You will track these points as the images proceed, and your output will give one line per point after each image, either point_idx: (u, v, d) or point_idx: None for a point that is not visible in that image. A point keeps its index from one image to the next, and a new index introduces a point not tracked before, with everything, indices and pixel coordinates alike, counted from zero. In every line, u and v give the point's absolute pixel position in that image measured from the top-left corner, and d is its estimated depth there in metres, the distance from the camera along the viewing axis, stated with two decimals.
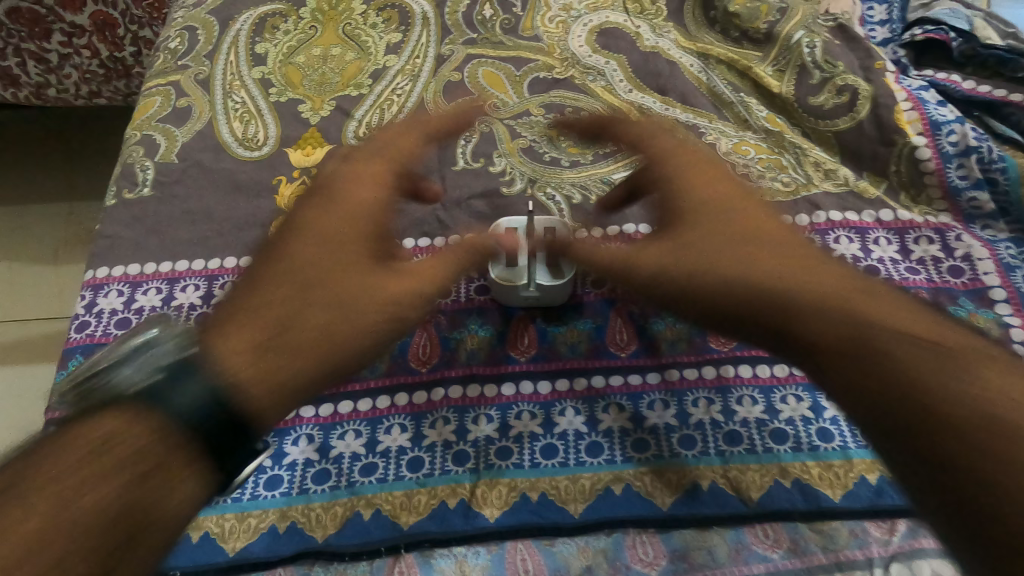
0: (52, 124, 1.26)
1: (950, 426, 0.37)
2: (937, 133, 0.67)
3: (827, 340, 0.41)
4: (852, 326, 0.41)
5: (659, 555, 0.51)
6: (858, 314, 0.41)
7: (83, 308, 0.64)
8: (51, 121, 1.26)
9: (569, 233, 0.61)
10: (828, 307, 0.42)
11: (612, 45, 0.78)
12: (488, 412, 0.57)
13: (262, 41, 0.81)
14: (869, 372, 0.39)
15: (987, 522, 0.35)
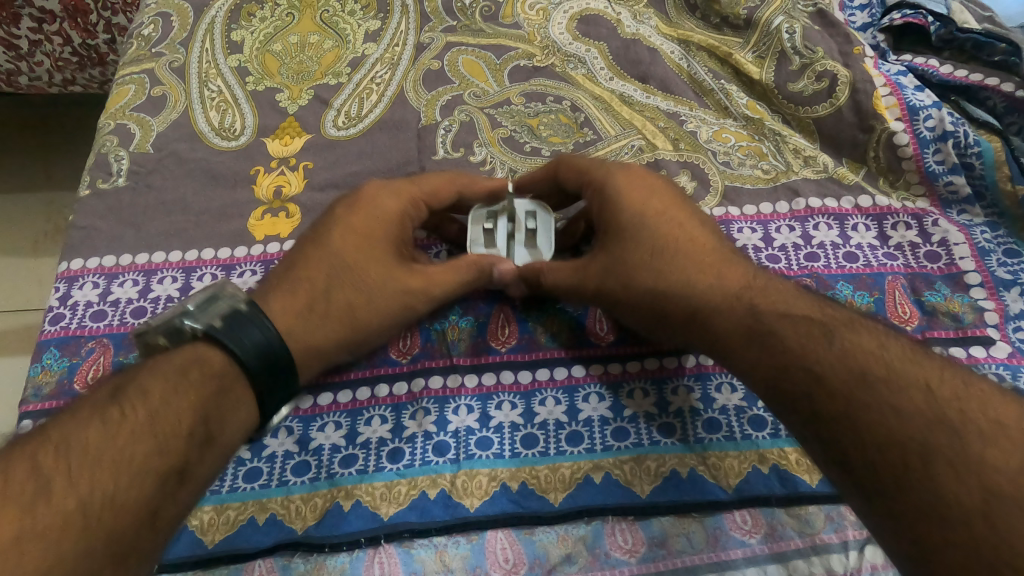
0: (24, 114, 1.24)
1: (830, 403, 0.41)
2: (914, 118, 0.67)
3: (738, 353, 0.48)
4: (755, 340, 0.47)
5: (639, 543, 0.51)
6: (768, 325, 0.47)
7: (57, 300, 0.64)
8: (24, 110, 1.24)
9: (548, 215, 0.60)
10: (742, 320, 0.48)
11: (593, 33, 0.78)
12: (468, 402, 0.57)
13: (238, 29, 0.80)
14: (774, 371, 0.45)
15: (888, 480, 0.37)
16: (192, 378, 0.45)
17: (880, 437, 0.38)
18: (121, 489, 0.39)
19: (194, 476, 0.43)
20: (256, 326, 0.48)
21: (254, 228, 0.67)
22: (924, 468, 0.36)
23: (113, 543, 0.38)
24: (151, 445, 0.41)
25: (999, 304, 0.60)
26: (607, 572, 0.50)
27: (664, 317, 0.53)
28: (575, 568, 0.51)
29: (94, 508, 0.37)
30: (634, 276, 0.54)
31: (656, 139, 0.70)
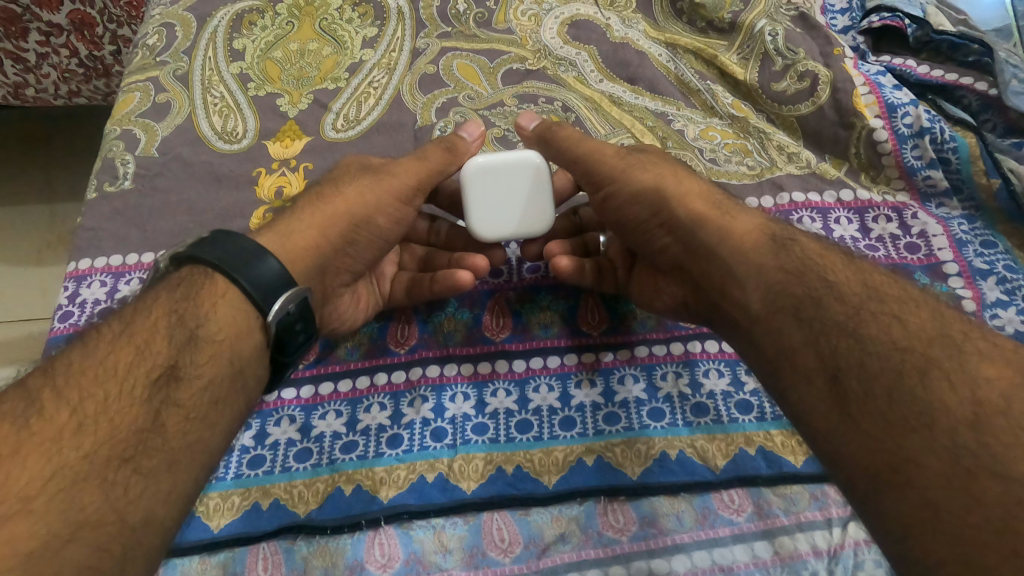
0: (27, 127, 1.26)
1: (841, 307, 0.44)
2: (892, 116, 0.70)
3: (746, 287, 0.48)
4: (776, 243, 0.50)
5: (630, 522, 0.53)
6: (764, 270, 0.48)
7: (66, 299, 0.66)
8: (26, 124, 1.26)
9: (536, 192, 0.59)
10: (764, 225, 0.52)
11: (583, 37, 0.81)
12: (465, 390, 0.59)
13: (240, 37, 0.82)
14: (788, 273, 0.47)
15: (880, 393, 0.39)
16: (164, 296, 0.46)
17: (879, 351, 0.41)
18: (111, 399, 0.40)
19: (191, 379, 0.43)
20: (251, 254, 0.48)
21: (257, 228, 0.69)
22: (919, 381, 0.38)
23: (116, 449, 0.39)
24: (132, 355, 0.42)
25: (976, 292, 0.61)
26: (599, 550, 0.52)
27: (681, 196, 0.54)
28: (568, 547, 0.52)
29: (88, 420, 0.39)
30: (658, 168, 0.57)
31: (645, 138, 0.73)
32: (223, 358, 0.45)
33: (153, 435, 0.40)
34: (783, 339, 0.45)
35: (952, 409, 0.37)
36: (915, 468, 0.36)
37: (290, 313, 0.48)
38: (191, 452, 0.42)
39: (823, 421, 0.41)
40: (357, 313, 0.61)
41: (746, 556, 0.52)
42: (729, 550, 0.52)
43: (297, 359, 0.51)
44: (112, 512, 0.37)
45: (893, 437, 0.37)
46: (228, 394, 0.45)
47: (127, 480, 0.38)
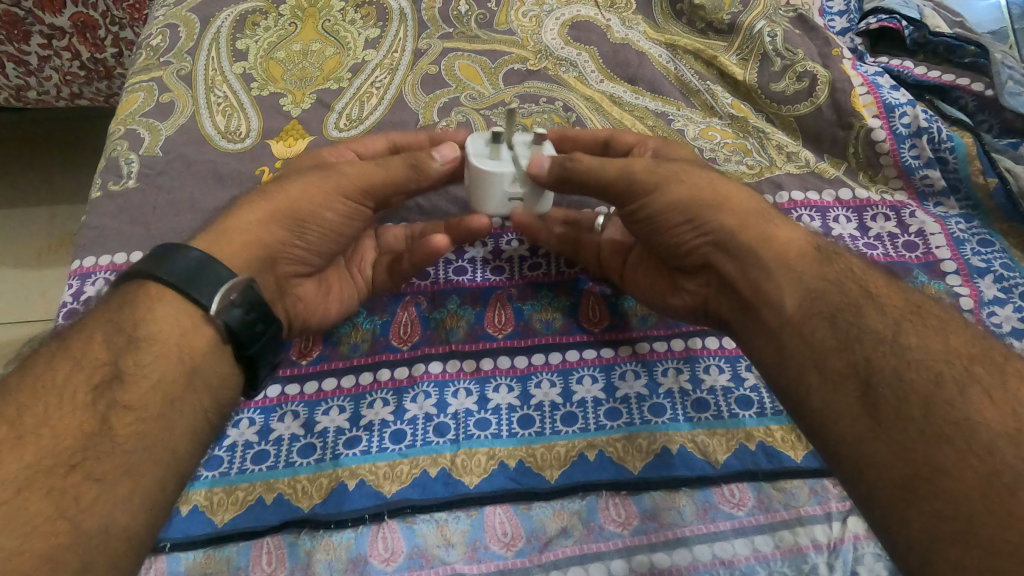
0: (27, 131, 1.27)
1: (880, 317, 0.44)
2: (890, 116, 0.71)
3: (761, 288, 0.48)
4: (820, 254, 0.49)
5: (631, 516, 0.54)
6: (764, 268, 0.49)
7: (71, 296, 0.66)
8: (26, 128, 1.27)
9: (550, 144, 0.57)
10: (808, 236, 0.51)
11: (584, 38, 0.81)
12: (467, 386, 0.59)
13: (243, 37, 0.83)
14: (829, 282, 0.47)
15: (916, 402, 0.39)
16: (101, 311, 0.47)
17: (917, 361, 0.41)
18: (51, 411, 0.41)
19: (136, 380, 0.44)
20: (173, 254, 0.48)
21: None
22: (958, 394, 0.39)
23: (61, 458, 0.40)
24: (70, 365, 0.43)
25: (973, 290, 0.62)
26: (600, 543, 0.52)
27: (719, 204, 0.52)
28: (570, 541, 0.53)
29: (30, 432, 0.40)
30: (695, 175, 0.53)
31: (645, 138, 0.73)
32: (171, 357, 0.46)
33: (102, 439, 0.42)
34: (816, 344, 0.45)
35: (991, 423, 0.37)
36: (949, 480, 0.36)
37: (234, 303, 0.47)
38: (151, 453, 0.43)
39: (850, 426, 0.41)
40: (328, 303, 0.61)
41: (747, 549, 0.52)
42: (730, 544, 0.52)
43: (266, 353, 0.50)
44: (64, 521, 0.38)
45: (927, 449, 0.38)
46: (185, 392, 0.46)
47: (78, 488, 0.40)
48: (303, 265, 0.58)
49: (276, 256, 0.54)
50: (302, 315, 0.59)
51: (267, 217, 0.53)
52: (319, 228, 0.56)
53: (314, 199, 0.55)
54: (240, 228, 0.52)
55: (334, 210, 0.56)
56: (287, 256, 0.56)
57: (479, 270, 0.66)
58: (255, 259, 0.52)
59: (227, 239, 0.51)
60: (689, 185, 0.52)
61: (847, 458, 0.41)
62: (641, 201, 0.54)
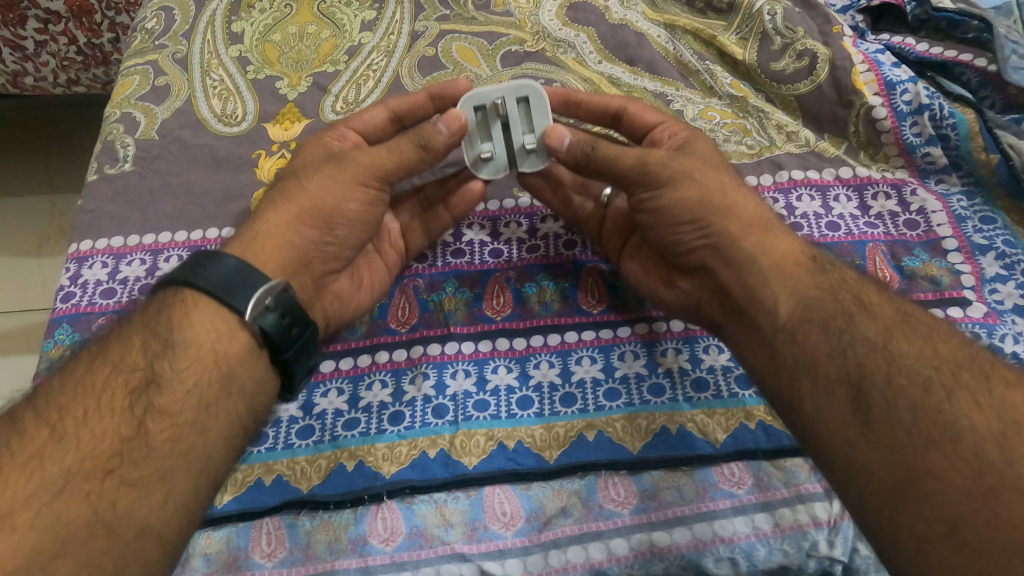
0: (24, 117, 1.26)
1: (872, 324, 0.44)
2: (891, 93, 0.70)
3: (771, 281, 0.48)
4: (815, 264, 0.49)
5: (631, 495, 0.53)
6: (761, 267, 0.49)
7: (68, 280, 0.66)
8: (22, 113, 1.26)
9: (542, 103, 0.57)
10: (801, 247, 0.50)
11: (582, 18, 0.80)
12: (466, 367, 0.59)
13: (238, 21, 0.82)
14: (823, 292, 0.47)
15: (904, 406, 0.39)
16: (137, 315, 0.47)
17: (905, 367, 0.41)
18: (89, 414, 0.41)
19: (172, 384, 0.44)
20: (205, 259, 0.48)
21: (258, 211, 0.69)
22: (945, 397, 0.39)
23: (98, 463, 0.40)
24: (109, 370, 0.44)
25: (975, 267, 0.61)
26: (600, 522, 0.52)
27: (726, 209, 0.51)
28: (570, 520, 0.53)
29: (69, 433, 0.41)
30: (707, 175, 0.53)
31: None
32: (206, 361, 0.46)
33: (138, 444, 0.41)
34: (807, 351, 0.44)
35: (977, 426, 0.37)
36: (937, 482, 0.36)
37: (268, 307, 0.47)
38: (186, 459, 0.43)
39: (840, 433, 0.41)
40: (362, 293, 0.61)
41: (747, 527, 0.52)
42: (730, 522, 0.52)
43: (299, 357, 0.50)
44: (102, 526, 0.39)
45: (917, 453, 0.37)
46: (220, 399, 0.46)
47: (115, 493, 0.40)
48: (337, 261, 0.57)
49: (309, 257, 0.55)
50: (339, 312, 0.59)
51: (294, 219, 0.54)
52: (347, 221, 0.55)
53: (335, 191, 0.54)
54: (271, 230, 0.53)
55: (357, 200, 0.55)
56: (320, 254, 0.56)
57: (478, 251, 0.66)
58: (290, 261, 0.54)
59: (260, 241, 0.53)
60: (701, 185, 0.52)
61: (839, 458, 0.40)
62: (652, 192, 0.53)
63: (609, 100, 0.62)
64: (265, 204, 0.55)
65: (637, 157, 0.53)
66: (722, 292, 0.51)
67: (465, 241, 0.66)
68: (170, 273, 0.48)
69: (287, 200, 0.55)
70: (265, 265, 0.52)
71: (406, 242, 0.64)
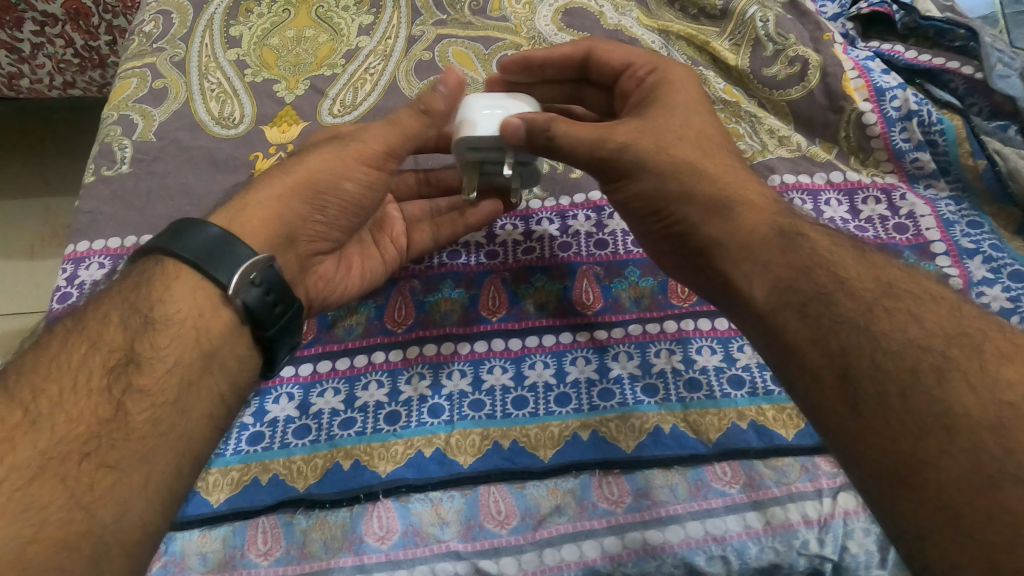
0: (17, 120, 1.26)
1: (852, 303, 0.42)
2: (881, 99, 0.71)
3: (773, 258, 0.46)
4: (784, 238, 0.46)
5: (624, 494, 0.54)
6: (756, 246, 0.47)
7: (65, 281, 0.66)
8: (16, 117, 1.26)
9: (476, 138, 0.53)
10: (771, 218, 0.48)
11: (578, 24, 0.81)
12: (462, 367, 0.60)
13: (236, 24, 0.83)
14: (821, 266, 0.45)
15: (893, 392, 0.37)
16: (116, 290, 0.46)
17: (892, 348, 0.39)
18: (64, 395, 0.40)
19: (152, 363, 0.43)
20: (189, 228, 0.47)
21: None
22: (936, 382, 0.37)
23: (74, 445, 0.39)
24: (86, 349, 0.42)
25: (963, 271, 0.63)
26: (594, 521, 0.53)
27: (712, 183, 0.49)
28: (564, 519, 0.53)
29: (43, 416, 0.39)
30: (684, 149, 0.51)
31: None
32: (188, 339, 0.44)
33: (116, 426, 0.40)
34: (789, 337, 0.43)
35: (971, 412, 0.35)
36: (931, 472, 0.35)
37: (254, 283, 0.46)
38: (169, 440, 0.42)
39: (832, 421, 0.39)
40: (351, 277, 0.60)
41: (739, 526, 0.52)
42: (722, 521, 0.53)
43: (286, 333, 0.49)
44: (80, 510, 0.37)
45: (908, 441, 0.36)
46: (201, 375, 0.44)
47: (93, 475, 0.38)
48: (325, 242, 0.56)
49: (296, 234, 0.53)
50: (324, 294, 0.58)
51: (286, 191, 0.52)
52: (339, 201, 0.54)
53: (334, 167, 0.54)
54: (260, 202, 0.52)
55: (355, 179, 0.54)
56: (308, 232, 0.54)
57: (474, 253, 0.66)
58: (275, 237, 0.51)
59: (248, 213, 0.51)
60: (655, 174, 0.51)
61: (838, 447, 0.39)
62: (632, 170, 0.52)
63: (572, 48, 0.62)
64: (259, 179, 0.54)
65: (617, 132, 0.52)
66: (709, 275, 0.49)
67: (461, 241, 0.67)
68: (151, 243, 0.47)
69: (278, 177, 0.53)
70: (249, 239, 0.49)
71: (410, 239, 0.64)
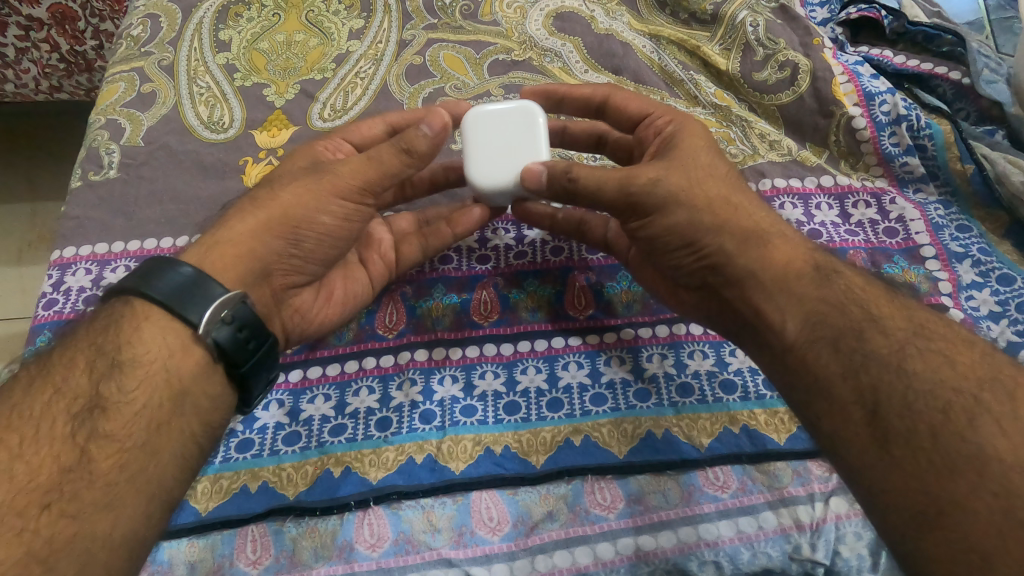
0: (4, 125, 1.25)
1: (885, 342, 0.42)
2: (870, 104, 0.72)
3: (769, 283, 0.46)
4: (819, 274, 0.46)
5: (616, 500, 0.54)
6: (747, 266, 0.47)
7: (50, 287, 0.65)
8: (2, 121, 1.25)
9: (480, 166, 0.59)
10: (767, 238, 0.48)
11: (568, 28, 0.81)
12: (453, 373, 0.60)
13: (225, 28, 0.82)
14: (829, 305, 0.45)
15: (924, 431, 0.38)
16: (83, 334, 0.45)
17: (923, 389, 0.39)
18: (26, 444, 0.39)
19: (119, 407, 0.42)
20: (160, 265, 0.46)
21: None
22: (967, 423, 0.37)
23: (34, 497, 0.38)
24: (49, 394, 0.42)
25: (952, 274, 0.63)
26: (586, 526, 0.53)
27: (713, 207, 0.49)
28: (556, 525, 0.53)
29: (3, 466, 0.38)
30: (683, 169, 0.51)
31: None
32: (157, 382, 0.44)
33: (78, 475, 0.40)
34: (817, 371, 0.43)
35: (1003, 454, 0.35)
36: (962, 512, 0.35)
37: (225, 320, 0.45)
38: (133, 484, 0.41)
39: (859, 457, 0.39)
40: (331, 308, 0.59)
41: (731, 531, 0.52)
42: (714, 526, 0.53)
43: (262, 368, 0.48)
44: (37, 564, 0.37)
45: (937, 479, 0.36)
46: (171, 417, 0.44)
47: (55, 526, 0.38)
48: (302, 275, 0.55)
49: (270, 268, 0.52)
50: (300, 327, 0.57)
51: (260, 226, 0.51)
52: (316, 234, 0.52)
53: (308, 203, 0.51)
54: (232, 238, 0.50)
55: (331, 212, 0.52)
56: (284, 266, 0.53)
57: (465, 257, 0.66)
58: (250, 272, 0.51)
59: (218, 250, 0.50)
60: (689, 206, 0.49)
61: (863, 480, 0.39)
62: (641, 221, 0.51)
63: (590, 93, 0.61)
64: (231, 212, 0.52)
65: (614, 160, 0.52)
66: (727, 307, 0.49)
67: (453, 245, 0.67)
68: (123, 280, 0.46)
69: (255, 209, 0.52)
70: (222, 275, 0.49)
71: (397, 254, 0.62)
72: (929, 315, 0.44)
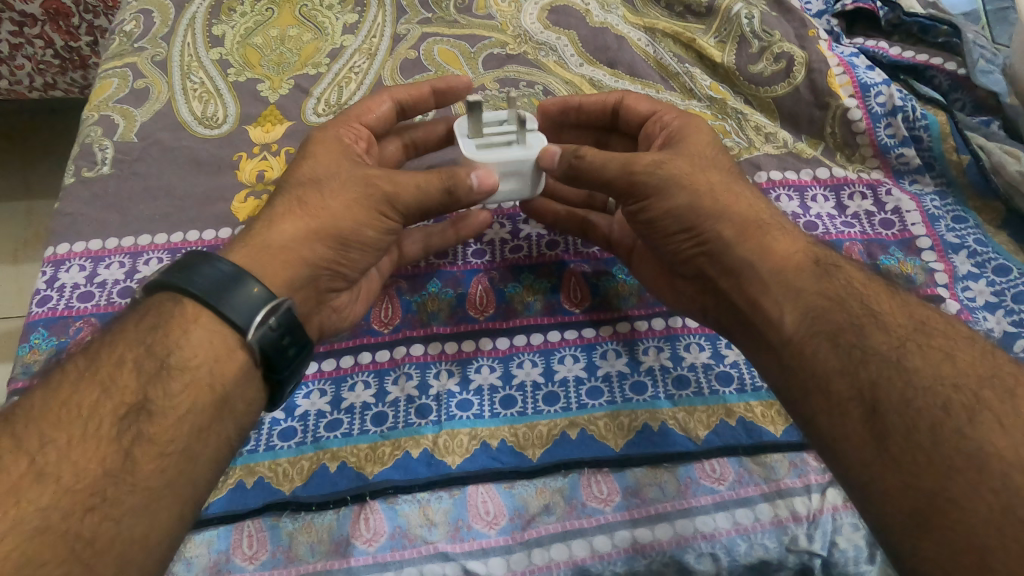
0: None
1: (885, 337, 0.42)
2: (866, 95, 0.71)
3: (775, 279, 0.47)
4: (819, 268, 0.47)
5: (613, 492, 0.54)
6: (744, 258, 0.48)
7: (44, 283, 0.65)
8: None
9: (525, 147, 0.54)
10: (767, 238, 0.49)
11: (563, 22, 0.81)
12: (449, 367, 0.59)
13: (218, 23, 0.82)
14: (831, 299, 0.45)
15: (925, 427, 0.37)
16: (131, 329, 0.44)
17: (923, 385, 0.39)
18: (73, 444, 0.38)
19: (164, 412, 0.41)
20: (200, 262, 0.46)
21: (238, 210, 0.69)
22: (967, 422, 0.37)
23: (79, 498, 0.37)
24: (98, 395, 0.40)
25: (948, 265, 0.63)
26: (583, 520, 0.53)
27: (720, 211, 0.50)
28: (552, 518, 0.53)
29: (50, 466, 0.37)
30: (696, 178, 0.51)
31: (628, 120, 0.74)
32: (201, 386, 0.43)
33: (122, 479, 0.38)
34: (817, 368, 0.43)
35: (1005, 451, 0.35)
36: (958, 510, 0.34)
37: (271, 328, 0.45)
38: (173, 481, 0.40)
39: (857, 453, 0.39)
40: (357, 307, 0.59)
41: (727, 523, 0.52)
42: (711, 518, 0.52)
43: (293, 374, 0.48)
44: (79, 565, 0.36)
45: (936, 477, 0.36)
46: (212, 422, 0.43)
47: (95, 528, 0.37)
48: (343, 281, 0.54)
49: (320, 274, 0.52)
50: (334, 326, 0.57)
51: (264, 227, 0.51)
52: (362, 247, 0.52)
53: (358, 217, 0.51)
54: (283, 243, 0.50)
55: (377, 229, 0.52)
56: (331, 273, 0.53)
57: (461, 252, 0.66)
58: (298, 279, 0.50)
59: (259, 250, 0.50)
60: (691, 190, 0.50)
61: (855, 478, 0.39)
62: (640, 202, 0.52)
63: (605, 96, 0.62)
64: (280, 210, 0.52)
65: (623, 167, 0.51)
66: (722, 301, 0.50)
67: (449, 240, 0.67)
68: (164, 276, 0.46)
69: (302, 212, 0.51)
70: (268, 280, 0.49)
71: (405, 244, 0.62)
72: (932, 310, 0.44)
